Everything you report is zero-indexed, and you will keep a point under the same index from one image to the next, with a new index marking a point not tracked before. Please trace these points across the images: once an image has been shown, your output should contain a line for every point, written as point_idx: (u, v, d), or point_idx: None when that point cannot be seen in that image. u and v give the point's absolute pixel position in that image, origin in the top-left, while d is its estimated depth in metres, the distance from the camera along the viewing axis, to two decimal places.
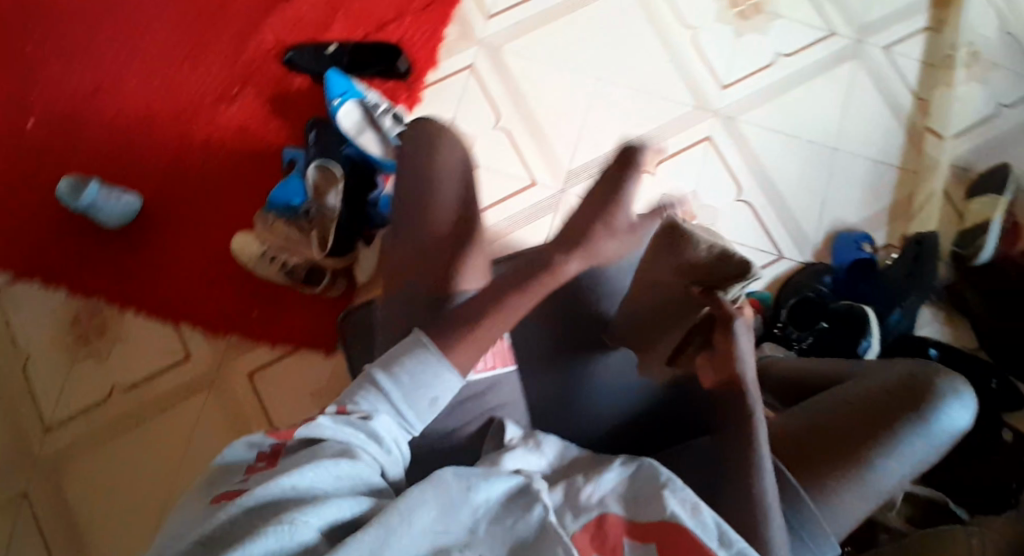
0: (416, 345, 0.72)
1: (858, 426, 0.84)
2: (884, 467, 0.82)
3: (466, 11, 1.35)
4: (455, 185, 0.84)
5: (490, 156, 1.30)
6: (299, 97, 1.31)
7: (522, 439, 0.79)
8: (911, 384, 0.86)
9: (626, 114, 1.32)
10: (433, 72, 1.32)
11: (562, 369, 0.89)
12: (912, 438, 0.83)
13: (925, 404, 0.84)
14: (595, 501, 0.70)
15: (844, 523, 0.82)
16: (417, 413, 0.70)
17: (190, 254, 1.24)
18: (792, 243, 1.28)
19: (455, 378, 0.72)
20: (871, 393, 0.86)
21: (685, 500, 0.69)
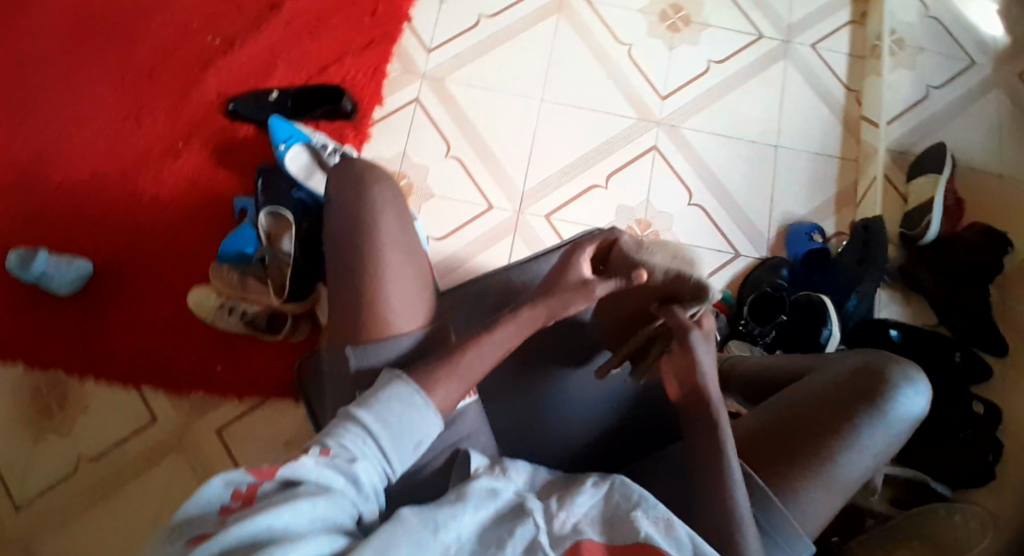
0: (402, 388, 0.79)
1: (822, 422, 0.86)
2: (849, 460, 0.84)
3: (407, 47, 1.35)
4: (396, 239, 0.89)
5: (444, 187, 1.29)
6: (244, 145, 1.28)
7: (487, 467, 0.81)
8: (867, 376, 0.88)
9: (575, 131, 1.33)
10: (379, 110, 1.32)
11: (533, 398, 0.95)
12: (872, 429, 0.86)
13: (882, 394, 0.87)
14: (570, 528, 0.75)
15: (816, 519, 0.84)
16: (401, 457, 0.76)
17: (148, 317, 1.20)
18: (747, 240, 1.31)
19: (437, 421, 0.79)
20: (829, 388, 0.88)
21: (659, 517, 0.77)
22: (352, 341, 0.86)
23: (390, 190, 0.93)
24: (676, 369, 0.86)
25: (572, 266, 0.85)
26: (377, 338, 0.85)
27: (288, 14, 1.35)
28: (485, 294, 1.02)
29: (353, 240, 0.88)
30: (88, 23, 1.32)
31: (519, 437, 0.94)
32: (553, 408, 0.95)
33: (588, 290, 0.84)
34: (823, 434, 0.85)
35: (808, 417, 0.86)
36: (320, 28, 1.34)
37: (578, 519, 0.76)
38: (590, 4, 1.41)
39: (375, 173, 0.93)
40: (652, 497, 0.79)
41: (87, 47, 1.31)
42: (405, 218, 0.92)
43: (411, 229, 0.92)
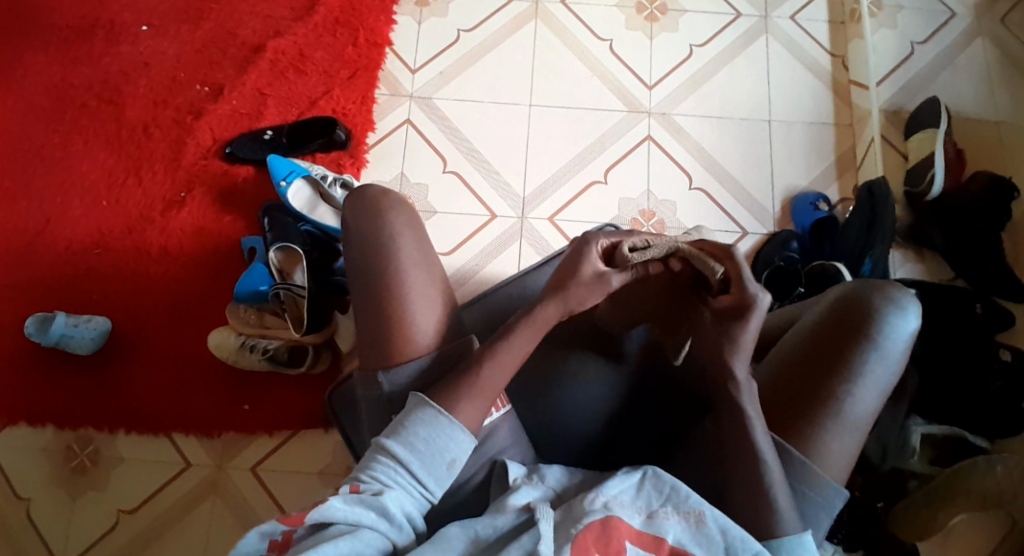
0: (426, 410, 0.79)
1: (819, 364, 0.86)
2: (856, 398, 0.85)
3: (393, 71, 1.37)
4: (416, 256, 0.89)
5: (445, 202, 1.30)
6: (245, 187, 1.30)
7: (525, 476, 0.82)
8: (852, 307, 0.87)
9: (569, 132, 1.34)
10: (373, 135, 1.34)
11: (553, 399, 0.95)
12: (870, 360, 0.85)
13: (871, 323, 0.86)
14: (600, 505, 0.75)
15: (840, 463, 0.85)
16: (436, 478, 0.78)
17: (172, 367, 1.22)
18: (753, 219, 1.30)
19: (465, 438, 0.80)
20: (818, 330, 0.88)
21: (692, 512, 0.76)
22: (375, 363, 0.87)
23: (406, 211, 0.92)
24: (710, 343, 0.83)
25: (583, 260, 0.85)
26: (404, 360, 0.85)
27: (271, 53, 1.36)
28: (498, 302, 1.03)
29: (374, 265, 0.88)
30: (80, 88, 1.35)
31: (547, 437, 0.95)
32: (573, 409, 0.95)
33: (604, 283, 0.84)
34: (823, 378, 0.85)
35: (806, 365, 0.87)
36: (306, 64, 1.36)
37: (607, 499, 0.76)
38: (567, 6, 1.42)
39: (391, 196, 0.92)
40: (686, 488, 0.77)
41: (82, 112, 1.34)
42: (425, 237, 0.91)
43: (432, 247, 0.92)
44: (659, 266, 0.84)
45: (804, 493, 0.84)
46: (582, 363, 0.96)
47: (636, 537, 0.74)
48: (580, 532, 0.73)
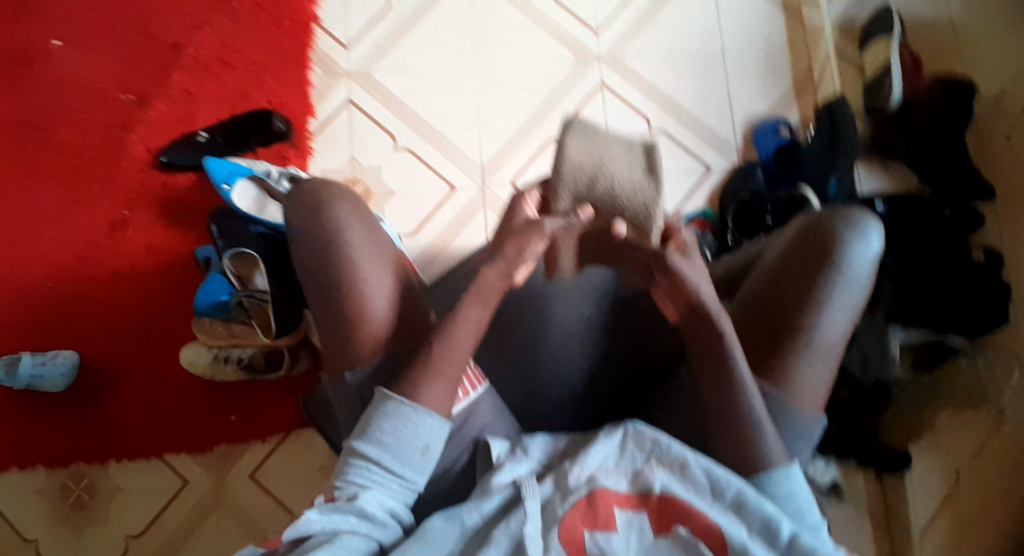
0: (388, 404, 0.79)
1: (789, 296, 0.86)
2: (826, 326, 0.85)
3: (325, 50, 1.31)
4: (365, 239, 0.87)
5: (400, 181, 1.26)
6: (189, 196, 1.26)
7: (508, 452, 0.82)
8: (816, 235, 0.87)
9: (521, 90, 1.29)
10: (313, 121, 1.28)
11: (531, 371, 0.96)
12: (837, 285, 0.85)
13: (835, 250, 0.86)
14: (585, 479, 0.76)
15: (819, 390, 0.86)
16: (413, 465, 0.79)
17: (151, 391, 1.20)
18: (715, 152, 1.28)
19: (435, 420, 0.79)
20: (784, 261, 0.88)
21: (675, 463, 0.77)
22: (341, 365, 0.86)
23: (351, 197, 0.90)
24: (671, 291, 0.84)
25: (515, 212, 0.86)
26: (363, 362, 0.85)
27: (193, 49, 1.30)
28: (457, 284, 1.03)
29: (324, 271, 0.86)
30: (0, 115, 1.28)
31: (531, 404, 0.97)
32: (552, 370, 0.96)
33: (538, 227, 0.83)
34: (790, 310, 0.85)
35: (773, 298, 0.87)
36: (231, 55, 1.30)
37: (592, 470, 0.77)
38: None
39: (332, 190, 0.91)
40: (666, 439, 0.78)
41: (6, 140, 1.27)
42: (376, 228, 0.90)
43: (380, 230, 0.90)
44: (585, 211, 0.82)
45: (782, 426, 0.85)
46: (554, 331, 0.97)
47: (623, 501, 0.75)
48: (567, 512, 0.74)
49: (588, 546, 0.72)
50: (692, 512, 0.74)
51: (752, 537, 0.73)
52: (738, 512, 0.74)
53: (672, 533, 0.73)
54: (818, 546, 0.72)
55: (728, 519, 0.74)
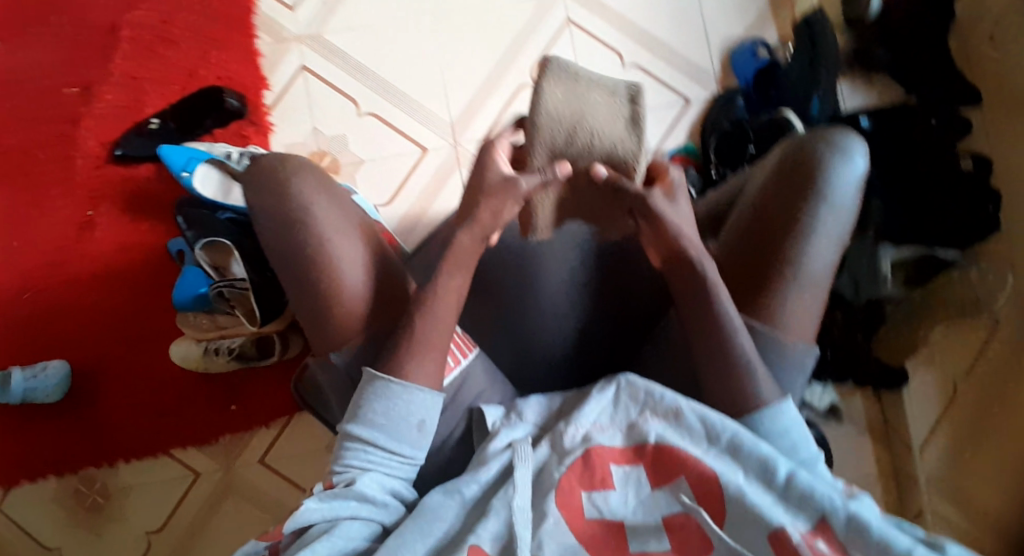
0: (378, 384, 0.78)
1: (773, 230, 0.83)
2: (812, 256, 0.83)
3: (269, 14, 1.27)
4: (336, 213, 0.85)
5: (369, 148, 1.26)
6: (151, 187, 1.21)
7: (503, 418, 0.81)
8: (797, 164, 0.84)
9: (485, 34, 1.28)
10: (269, 93, 1.26)
11: (516, 337, 0.94)
12: (821, 213, 0.83)
13: (817, 177, 0.83)
14: (580, 439, 0.75)
15: (808, 321, 0.84)
16: (410, 441, 0.78)
17: (145, 389, 1.20)
18: (692, 81, 1.28)
19: (427, 394, 0.78)
20: (766, 193, 0.85)
21: (665, 412, 0.76)
22: (325, 347, 0.85)
23: (313, 173, 0.87)
24: (652, 237, 0.82)
25: (489, 166, 0.81)
26: (344, 340, 0.84)
27: (129, 30, 1.24)
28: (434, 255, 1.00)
29: (296, 263, 0.84)
30: None
31: (523, 366, 0.95)
32: (540, 333, 0.94)
33: (514, 185, 0.80)
34: (775, 244, 0.83)
35: (757, 233, 0.85)
36: (172, 31, 1.25)
37: (586, 429, 0.76)
38: None
39: (290, 164, 0.88)
40: (660, 389, 0.76)
41: None
42: (342, 198, 0.87)
43: (349, 202, 0.88)
44: (565, 163, 0.80)
45: (775, 363, 0.83)
46: (543, 289, 0.94)
47: (619, 457, 0.75)
48: (563, 474, 0.74)
49: (587, 509, 0.72)
50: (686, 460, 0.72)
51: (749, 481, 0.71)
52: (734, 456, 0.72)
53: (668, 485, 0.72)
54: (816, 485, 0.69)
55: (725, 464, 0.72)
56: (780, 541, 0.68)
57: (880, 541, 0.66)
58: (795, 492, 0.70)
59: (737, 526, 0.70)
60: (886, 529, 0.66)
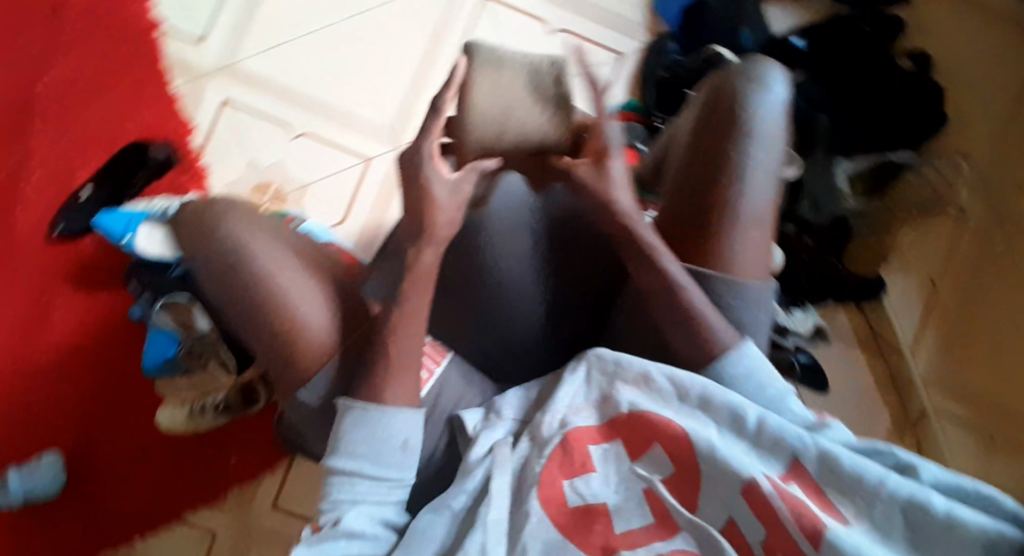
0: (355, 413, 0.73)
1: (705, 174, 0.80)
2: (748, 192, 0.79)
3: (177, 54, 1.22)
4: (274, 249, 0.79)
5: (310, 170, 1.22)
6: (98, 262, 1.18)
7: (483, 420, 0.78)
8: (717, 104, 0.82)
9: (406, 28, 1.27)
10: (195, 136, 1.21)
11: (485, 334, 0.89)
12: (750, 147, 0.80)
13: (738, 112, 0.80)
14: (557, 426, 0.72)
15: (758, 260, 0.81)
16: (394, 465, 0.73)
17: (141, 461, 1.17)
18: (623, 37, 1.30)
19: (406, 414, 0.73)
20: (694, 140, 0.83)
21: (636, 377, 0.72)
22: (291, 384, 0.77)
23: (240, 213, 0.82)
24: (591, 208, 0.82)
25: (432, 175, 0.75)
26: (310, 373, 0.76)
27: (39, 101, 1.18)
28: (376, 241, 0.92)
29: (246, 319, 0.78)
30: None
31: (497, 359, 0.90)
32: (504, 320, 0.87)
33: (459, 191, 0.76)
34: (711, 188, 0.80)
35: (691, 182, 0.81)
36: (83, 93, 1.19)
37: (562, 414, 0.73)
38: None
39: (213, 210, 0.83)
40: (627, 357, 0.73)
41: None
42: (276, 228, 0.82)
43: (286, 234, 0.82)
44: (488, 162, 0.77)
45: (732, 307, 0.79)
46: (496, 269, 0.86)
47: (597, 437, 0.71)
48: (544, 466, 0.70)
49: (569, 497, 0.68)
50: (658, 423, 0.69)
51: (722, 434, 0.68)
52: (706, 411, 0.69)
53: (646, 454, 0.69)
54: (784, 428, 0.66)
55: (697, 421, 0.69)
56: (753, 494, 0.63)
57: (852, 474, 0.63)
58: (766, 437, 0.66)
59: (710, 483, 0.66)
60: (857, 459, 0.63)
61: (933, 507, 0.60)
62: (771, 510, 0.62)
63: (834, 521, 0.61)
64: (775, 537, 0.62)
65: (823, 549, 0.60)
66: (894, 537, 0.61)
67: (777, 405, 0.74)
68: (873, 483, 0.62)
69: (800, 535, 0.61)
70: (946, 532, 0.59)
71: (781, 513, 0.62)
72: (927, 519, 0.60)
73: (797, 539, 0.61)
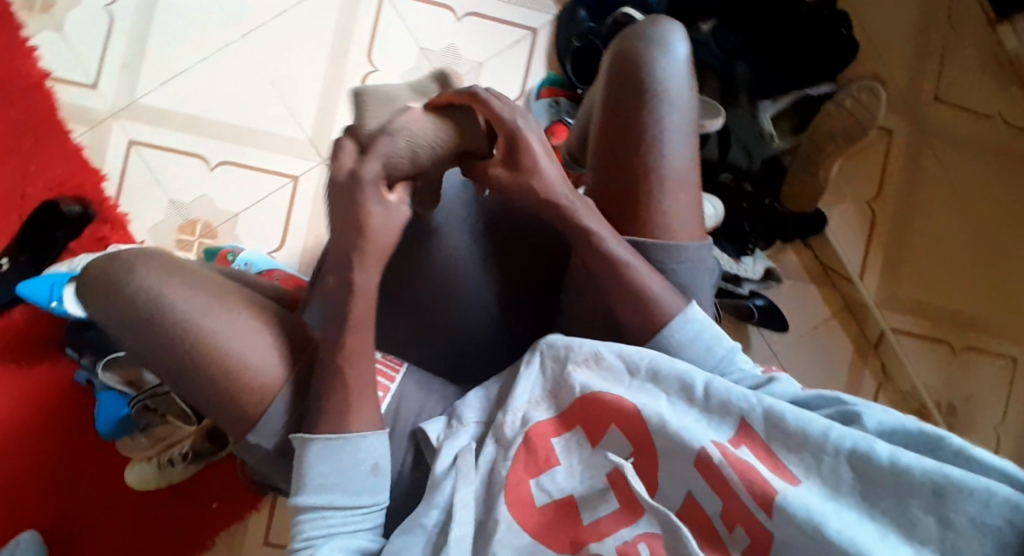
0: (316, 446, 0.70)
1: (622, 143, 0.79)
2: (667, 154, 0.79)
3: (73, 101, 1.17)
4: (195, 295, 0.74)
5: (237, 200, 1.19)
6: (33, 328, 1.14)
7: (447, 427, 0.78)
8: (620, 71, 0.80)
9: (308, 36, 1.23)
10: (109, 184, 1.17)
11: (444, 337, 0.86)
12: (660, 109, 0.79)
13: (642, 76, 0.79)
14: (520, 423, 0.74)
15: (690, 221, 0.80)
16: (367, 489, 0.72)
17: (117, 524, 1.14)
18: (530, 11, 1.29)
19: (372, 437, 0.72)
20: (604, 111, 0.81)
21: (587, 358, 0.74)
22: (238, 430, 0.75)
23: (158, 258, 0.76)
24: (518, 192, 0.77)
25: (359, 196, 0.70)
26: (258, 414, 0.74)
27: None
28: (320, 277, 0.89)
29: (177, 373, 0.74)
30: None
31: (460, 364, 0.88)
32: (456, 317, 0.85)
33: (389, 207, 0.72)
34: (631, 158, 0.79)
35: (611, 154, 0.80)
36: None
37: (523, 411, 0.75)
38: None
39: (125, 260, 0.76)
40: (578, 340, 0.75)
41: None
42: (193, 273, 0.76)
43: (207, 274, 0.78)
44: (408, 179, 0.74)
45: (676, 271, 0.79)
46: (451, 269, 0.85)
47: (558, 428, 0.73)
48: (510, 469, 0.71)
49: (537, 497, 0.70)
50: (612, 403, 0.71)
51: (672, 403, 0.70)
52: (656, 383, 0.71)
53: (604, 440, 0.71)
54: (730, 390, 0.68)
55: (647, 394, 0.72)
56: (704, 462, 0.65)
57: (797, 430, 0.64)
58: (714, 402, 0.69)
59: (667, 459, 0.68)
60: (801, 418, 0.64)
61: (876, 455, 0.60)
62: (723, 479, 0.64)
63: (784, 483, 0.62)
64: (731, 507, 0.63)
65: (775, 514, 0.61)
66: (843, 490, 0.61)
67: (725, 365, 0.78)
68: (818, 437, 0.63)
69: (753, 503, 0.62)
70: (892, 478, 0.59)
71: (732, 481, 0.63)
72: (872, 467, 0.60)
73: (750, 506, 0.62)
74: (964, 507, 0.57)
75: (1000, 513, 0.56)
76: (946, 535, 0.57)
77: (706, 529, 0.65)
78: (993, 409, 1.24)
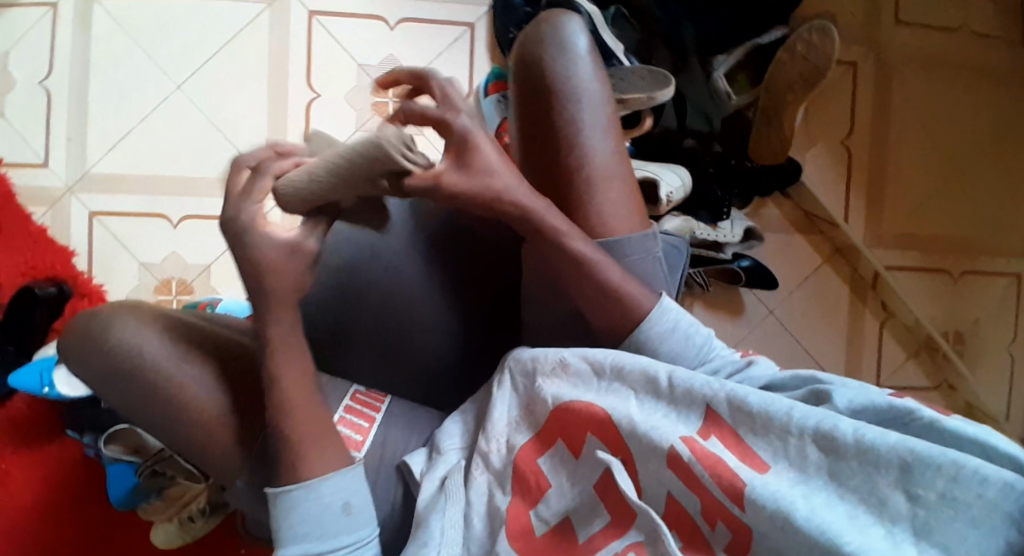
0: (283, 499, 0.68)
1: (543, 151, 0.77)
2: (590, 154, 0.76)
3: (29, 184, 1.18)
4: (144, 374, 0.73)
5: (204, 252, 1.19)
6: (34, 413, 1.16)
7: (429, 460, 0.77)
8: (526, 78, 0.78)
9: (244, 74, 1.21)
10: (78, 258, 1.18)
11: (416, 368, 0.85)
12: (572, 109, 0.76)
13: (548, 80, 0.76)
14: (508, 450, 0.73)
15: (631, 214, 0.78)
16: (344, 531, 0.69)
17: None
18: (464, 5, 1.25)
19: (337, 477, 0.69)
20: (519, 120, 0.79)
21: (554, 367, 0.73)
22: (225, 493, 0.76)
23: (131, 308, 0.77)
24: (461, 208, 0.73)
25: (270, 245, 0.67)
26: (242, 475, 0.75)
27: None
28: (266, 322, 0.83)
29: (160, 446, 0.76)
30: None
31: (434, 387, 0.86)
32: (420, 347, 0.85)
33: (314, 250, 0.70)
34: (557, 164, 0.77)
35: (536, 164, 0.78)
36: None
37: (506, 436, 0.74)
38: None
39: (102, 314, 0.77)
40: (542, 351, 0.74)
41: None
42: (170, 319, 0.77)
43: (175, 315, 0.78)
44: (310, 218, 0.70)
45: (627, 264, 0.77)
46: (409, 295, 0.85)
47: (541, 448, 0.71)
48: (507, 503, 0.70)
49: (536, 527, 0.68)
50: (580, 410, 0.69)
51: (642, 401, 0.68)
52: (622, 381, 0.70)
53: (584, 448, 0.69)
54: (693, 379, 0.67)
55: (616, 395, 0.70)
56: (676, 460, 0.63)
57: (761, 413, 0.62)
58: (679, 392, 0.67)
59: (642, 461, 0.66)
60: (763, 397, 0.63)
61: (841, 434, 0.59)
62: (693, 475, 0.62)
63: (752, 472, 0.61)
64: (708, 504, 0.62)
65: (748, 507, 0.60)
66: (812, 471, 0.60)
67: (705, 353, 0.76)
68: (782, 418, 0.62)
69: (726, 497, 0.61)
70: (857, 457, 0.58)
71: (703, 477, 0.62)
72: (840, 447, 0.59)
73: (725, 501, 0.61)
74: (931, 483, 0.55)
75: (968, 487, 0.55)
76: (917, 512, 0.56)
77: (688, 526, 0.63)
78: (1003, 331, 1.25)
